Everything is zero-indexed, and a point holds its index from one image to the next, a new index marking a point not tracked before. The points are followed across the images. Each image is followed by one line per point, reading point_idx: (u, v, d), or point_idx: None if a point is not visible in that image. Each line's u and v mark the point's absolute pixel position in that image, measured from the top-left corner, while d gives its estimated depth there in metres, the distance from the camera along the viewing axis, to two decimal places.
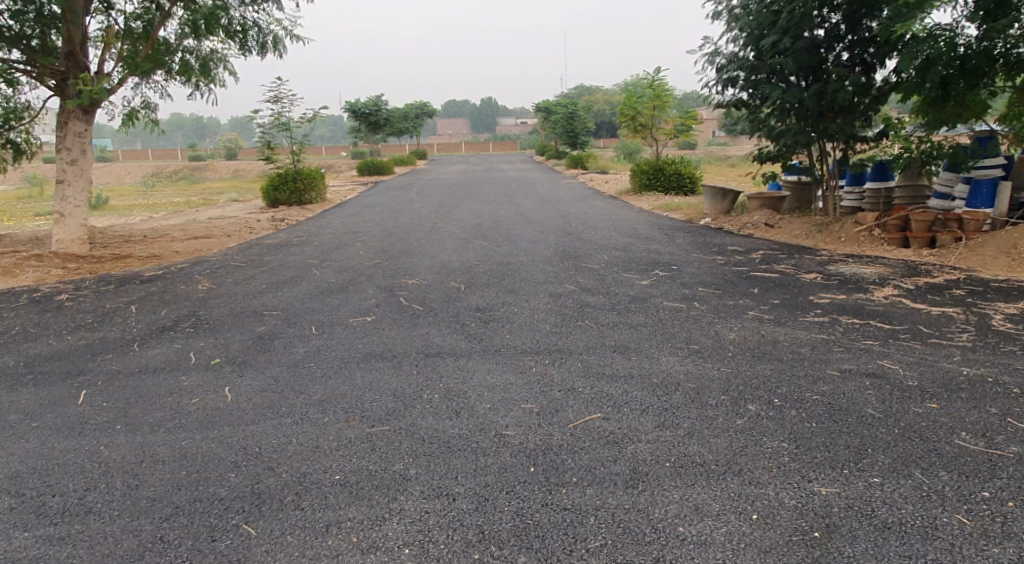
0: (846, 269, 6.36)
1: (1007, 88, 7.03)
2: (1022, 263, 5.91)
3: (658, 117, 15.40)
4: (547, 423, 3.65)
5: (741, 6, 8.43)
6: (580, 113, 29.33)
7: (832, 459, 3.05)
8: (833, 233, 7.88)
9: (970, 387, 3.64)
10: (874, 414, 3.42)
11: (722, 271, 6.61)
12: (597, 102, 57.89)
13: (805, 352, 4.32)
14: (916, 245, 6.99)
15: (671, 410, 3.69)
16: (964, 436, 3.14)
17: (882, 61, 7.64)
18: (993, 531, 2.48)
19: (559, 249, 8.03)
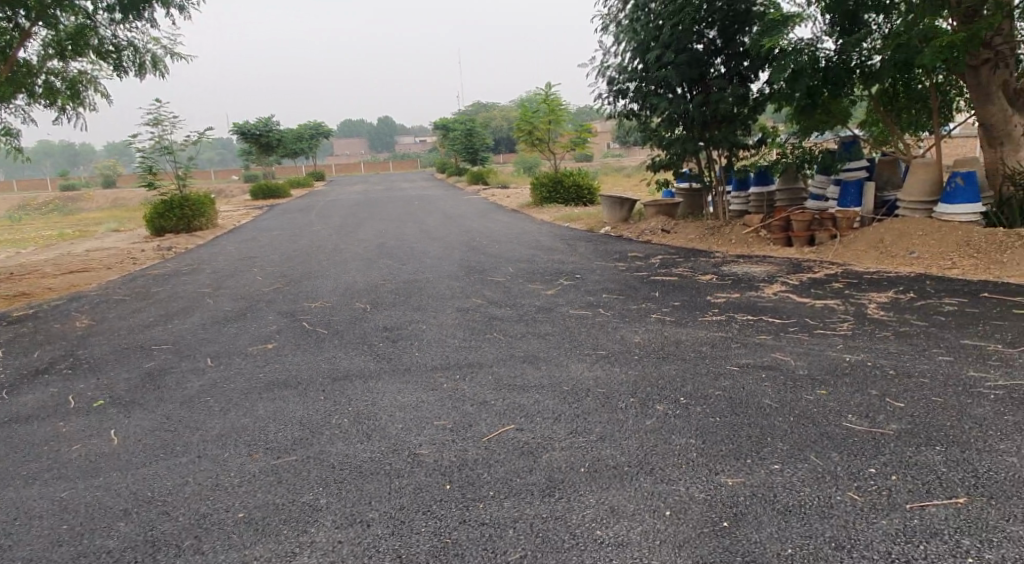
0: (737, 269, 6.73)
1: (864, 96, 7.73)
2: (889, 256, 6.48)
3: (554, 131, 15.80)
4: (460, 438, 3.61)
5: (626, 21, 8.79)
6: (478, 130, 29.65)
7: (736, 450, 3.19)
8: (724, 236, 8.33)
9: (853, 371, 3.92)
10: (771, 405, 3.61)
11: (624, 277, 6.82)
12: (494, 119, 58.71)
13: (705, 350, 4.51)
14: (797, 243, 7.50)
15: (583, 415, 3.74)
16: (850, 418, 3.36)
17: (756, 74, 8.21)
18: (880, 503, 2.64)
19: (466, 264, 8.03)
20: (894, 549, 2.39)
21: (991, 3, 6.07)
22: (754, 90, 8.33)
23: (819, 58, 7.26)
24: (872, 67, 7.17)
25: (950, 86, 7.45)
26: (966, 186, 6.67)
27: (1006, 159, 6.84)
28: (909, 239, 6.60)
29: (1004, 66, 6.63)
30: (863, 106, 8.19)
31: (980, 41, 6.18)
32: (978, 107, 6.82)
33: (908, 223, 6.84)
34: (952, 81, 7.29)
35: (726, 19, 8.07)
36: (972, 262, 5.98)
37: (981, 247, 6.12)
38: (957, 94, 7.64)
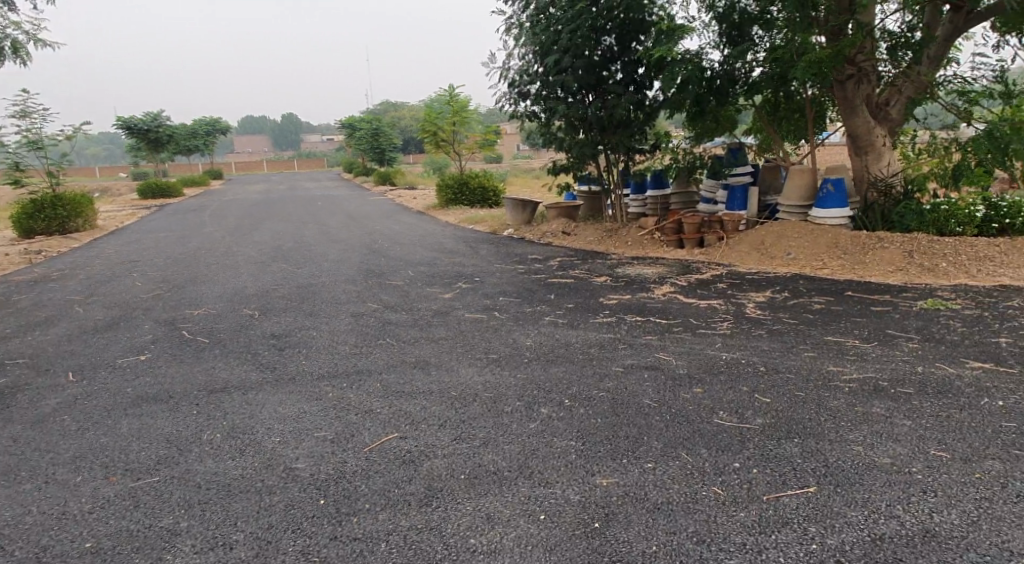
0: (631, 271, 6.92)
1: (749, 105, 8.13)
2: (770, 258, 6.86)
3: (459, 133, 15.77)
4: (340, 450, 3.49)
5: (526, 25, 8.85)
6: (385, 129, 29.19)
7: (613, 451, 3.24)
8: (620, 238, 8.55)
9: (728, 369, 4.10)
10: (650, 404, 3.70)
11: (522, 279, 6.86)
12: (403, 119, 58.03)
13: (593, 352, 4.59)
14: (688, 245, 7.83)
15: (468, 421, 3.71)
16: (722, 414, 3.49)
17: (651, 81, 8.48)
18: (741, 496, 2.73)
19: (364, 267, 7.84)
20: (748, 540, 2.46)
21: (854, 21, 6.52)
22: (649, 97, 8.60)
23: (707, 68, 7.58)
24: (755, 77, 7.56)
25: (823, 99, 7.95)
26: (837, 192, 7.18)
27: (871, 167, 7.38)
28: (787, 241, 7.01)
29: (867, 80, 7.15)
30: (748, 115, 8.63)
31: (845, 57, 6.63)
32: (845, 118, 7.31)
33: (785, 225, 7.27)
34: (825, 93, 7.78)
35: (622, 27, 8.29)
36: (840, 262, 6.43)
37: (848, 248, 6.58)
38: (829, 106, 8.17)
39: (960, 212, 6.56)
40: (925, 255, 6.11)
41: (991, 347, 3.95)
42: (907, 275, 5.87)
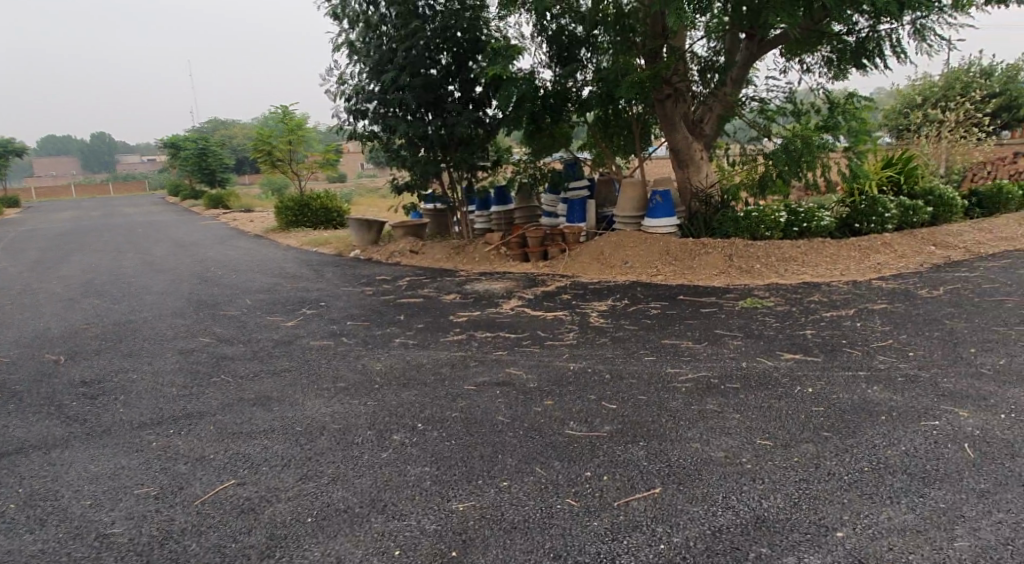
0: (480, 286, 6.95)
1: (582, 122, 8.53)
2: (609, 267, 7.22)
3: (296, 151, 15.10)
4: (166, 506, 3.11)
5: (360, 42, 8.66)
6: (214, 149, 27.26)
7: (468, 473, 3.16)
8: (469, 254, 8.59)
9: (576, 379, 4.20)
10: (503, 421, 3.69)
11: (370, 302, 6.64)
12: (237, 137, 54.64)
13: (445, 372, 4.50)
14: (534, 258, 8.04)
15: (315, 457, 3.47)
16: (572, 425, 3.55)
17: (488, 99, 8.63)
18: (593, 505, 2.77)
19: (194, 298, 7.18)
20: (603, 549, 2.49)
21: (668, 46, 7.09)
22: (488, 115, 8.76)
23: (540, 87, 7.86)
24: (585, 96, 7.96)
25: (648, 117, 8.56)
26: (664, 202, 7.75)
27: (692, 179, 8.07)
28: (624, 250, 7.42)
29: (684, 100, 7.79)
30: (582, 132, 9.05)
31: (663, 79, 7.18)
32: (667, 134, 7.91)
33: (621, 236, 7.68)
34: (648, 111, 8.38)
35: (457, 46, 8.37)
36: (671, 269, 6.91)
37: (676, 254, 7.10)
38: (653, 124, 8.81)
39: (767, 217, 7.31)
40: (742, 258, 6.74)
41: (800, 338, 4.41)
42: (728, 277, 6.44)
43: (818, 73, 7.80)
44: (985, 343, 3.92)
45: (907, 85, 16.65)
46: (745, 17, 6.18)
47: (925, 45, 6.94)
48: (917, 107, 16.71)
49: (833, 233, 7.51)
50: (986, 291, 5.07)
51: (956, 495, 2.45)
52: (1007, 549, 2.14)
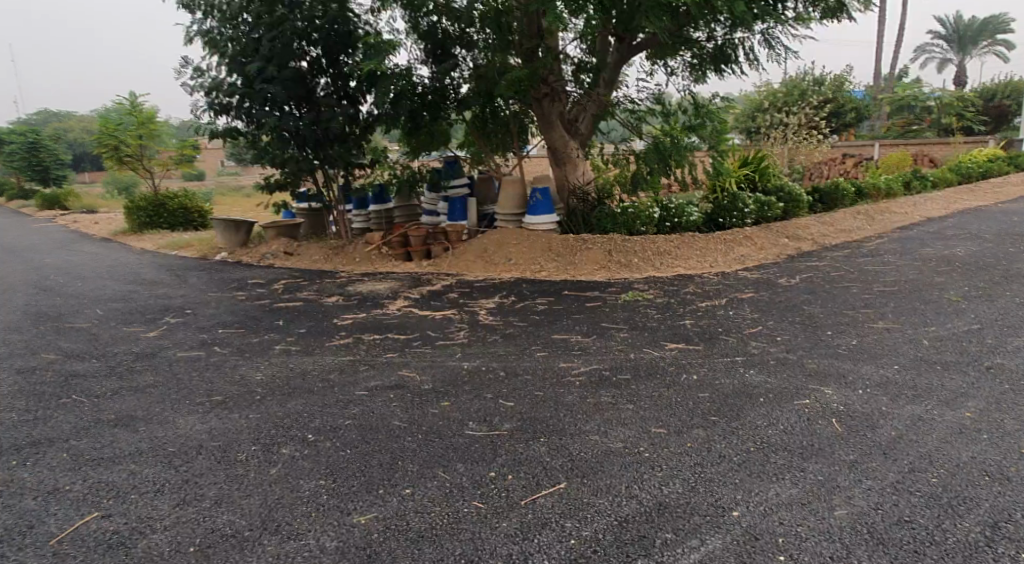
0: (363, 287, 6.72)
1: (460, 120, 8.47)
2: (494, 265, 7.25)
3: (147, 147, 13.85)
4: (13, 550, 2.70)
5: (219, 31, 8.06)
6: (47, 143, 24.38)
7: (367, 483, 3.01)
8: (348, 255, 8.27)
9: (471, 379, 4.16)
10: (400, 425, 3.56)
11: (243, 307, 6.20)
12: (73, 130, 49.19)
13: (333, 379, 4.29)
14: (416, 257, 7.89)
15: (194, 480, 3.17)
16: (471, 425, 3.50)
17: (363, 95, 8.35)
18: (500, 506, 2.74)
19: (31, 310, 6.34)
20: (514, 550, 2.47)
21: (544, 46, 7.20)
22: (363, 110, 8.46)
23: (417, 83, 7.70)
24: (463, 94, 7.91)
25: (525, 116, 8.66)
26: (544, 199, 7.93)
27: (570, 176, 8.27)
28: (507, 248, 7.48)
29: (559, 99, 7.96)
30: (460, 129, 9.00)
31: (540, 78, 7.28)
32: (545, 132, 8.05)
33: (504, 233, 7.74)
34: (525, 111, 8.50)
35: (328, 39, 8.01)
36: (554, 265, 7.06)
37: (559, 251, 7.26)
38: (530, 122, 8.93)
39: (643, 214, 7.68)
40: (619, 253, 7.02)
41: (680, 328, 4.66)
42: (608, 272, 6.68)
43: (681, 77, 8.24)
44: (840, 326, 4.35)
45: (754, 92, 18.24)
46: (618, 19, 6.33)
47: (773, 52, 7.56)
48: (763, 112, 18.35)
49: (701, 228, 8.01)
50: (833, 279, 5.62)
51: (830, 467, 2.68)
52: (878, 513, 2.35)
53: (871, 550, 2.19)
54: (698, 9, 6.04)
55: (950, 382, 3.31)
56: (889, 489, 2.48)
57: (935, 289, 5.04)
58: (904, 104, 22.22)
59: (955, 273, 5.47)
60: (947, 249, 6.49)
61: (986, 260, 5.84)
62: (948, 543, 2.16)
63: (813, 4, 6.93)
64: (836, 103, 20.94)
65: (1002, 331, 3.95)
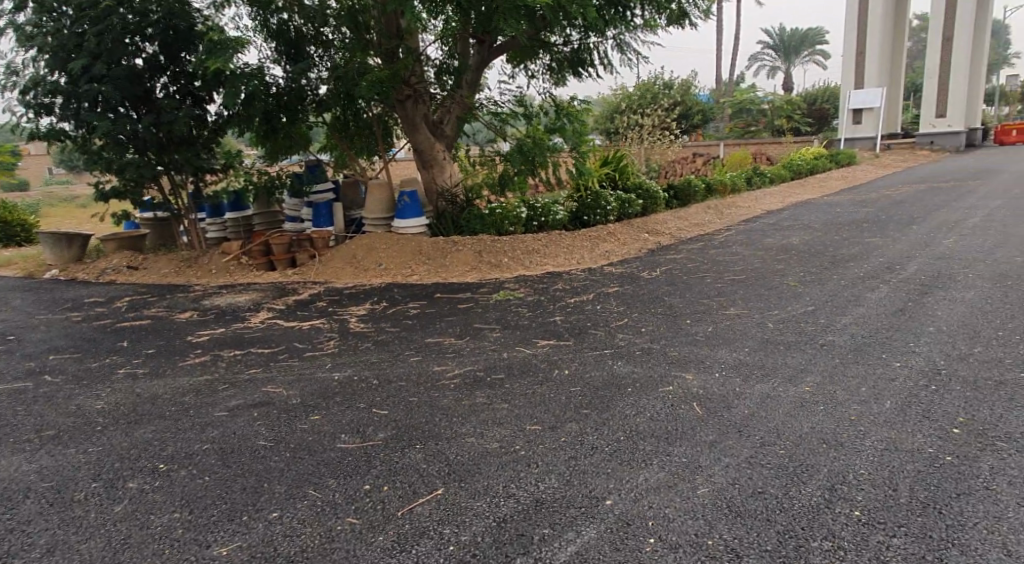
0: (220, 301, 6.26)
1: (320, 122, 8.13)
2: (363, 271, 7.03)
3: None
4: None
5: (34, 23, 7.17)
6: None
7: (229, 510, 2.78)
8: (202, 267, 7.69)
9: (343, 389, 3.98)
10: (265, 444, 3.33)
11: (79, 329, 5.56)
12: None
13: (188, 401, 3.94)
14: (280, 266, 7.48)
15: (19, 528, 2.76)
16: (343, 437, 3.34)
17: (210, 95, 7.77)
18: (375, 520, 2.63)
19: None
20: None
21: (404, 46, 7.06)
22: (211, 111, 7.88)
23: (270, 84, 7.27)
24: (322, 95, 7.57)
25: (388, 117, 8.48)
26: (412, 202, 7.82)
27: (437, 179, 8.22)
28: (376, 253, 7.28)
29: (423, 101, 7.86)
30: (320, 132, 8.65)
31: (401, 78, 7.13)
32: (410, 134, 7.93)
33: (373, 238, 7.54)
34: (388, 112, 8.32)
35: (166, 35, 7.38)
36: (425, 268, 6.96)
37: (429, 253, 7.18)
38: (394, 124, 8.76)
39: (510, 214, 7.79)
40: (490, 254, 7.07)
41: (551, 325, 4.76)
42: (480, 273, 6.69)
43: (542, 80, 8.43)
44: (697, 315, 4.63)
45: (611, 95, 19.16)
46: (476, 23, 6.36)
47: (625, 57, 7.94)
48: (619, 114, 19.36)
49: (567, 226, 8.26)
50: (689, 270, 6.00)
51: (693, 448, 2.83)
52: (735, 487, 2.51)
53: (730, 523, 2.32)
54: (553, 13, 6.18)
55: (791, 360, 3.63)
56: (745, 464, 2.66)
57: (776, 275, 5.52)
58: (742, 107, 24.34)
59: (791, 260, 6.02)
60: (784, 239, 7.14)
61: (816, 248, 6.49)
62: (794, 509, 2.34)
63: (659, 11, 7.35)
64: (684, 105, 22.52)
65: (832, 310, 4.39)
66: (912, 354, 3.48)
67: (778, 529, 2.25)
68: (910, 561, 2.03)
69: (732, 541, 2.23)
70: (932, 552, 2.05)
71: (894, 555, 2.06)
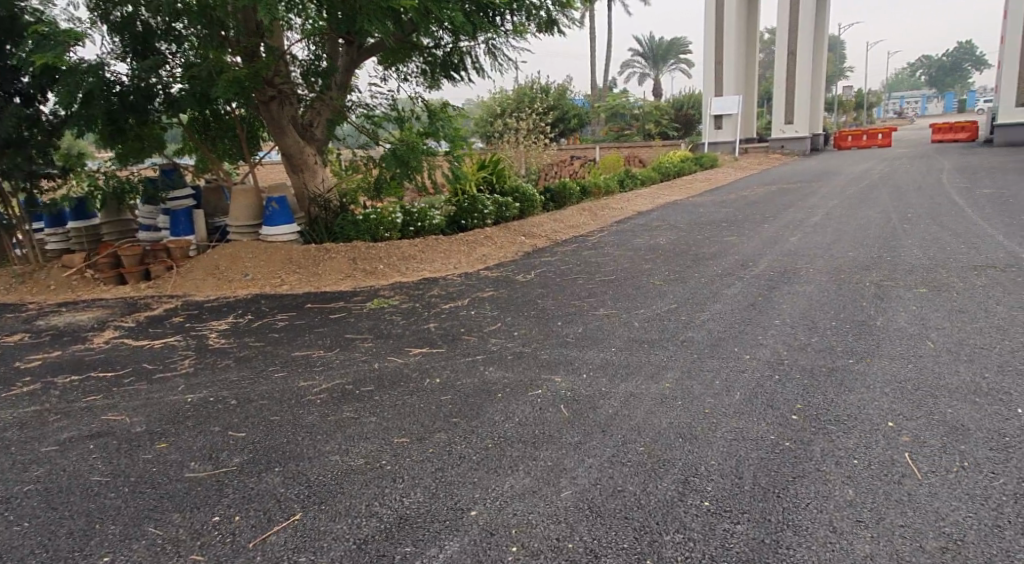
0: (58, 320, 5.64)
1: (175, 123, 7.58)
2: (227, 281, 6.60)
3: None
4: None
5: None
6: None
7: (51, 559, 2.47)
8: (38, 283, 6.92)
9: (196, 412, 3.68)
10: (101, 480, 3.00)
11: None
12: None
13: (10, 437, 3.48)
14: (132, 279, 6.88)
15: None
16: (192, 465, 3.08)
17: (42, 93, 7.01)
18: (223, 554, 2.44)
19: None
20: None
21: (265, 45, 6.68)
22: (44, 111, 7.14)
23: (113, 81, 6.67)
24: (174, 95, 7.00)
25: (252, 119, 8.06)
26: (281, 209, 7.50)
27: (308, 184, 7.94)
28: (242, 263, 6.88)
29: (289, 103, 7.52)
30: (177, 134, 8.06)
31: (263, 79, 6.76)
32: (277, 138, 7.57)
33: (239, 248, 7.14)
34: (252, 114, 7.89)
35: None
36: (296, 276, 6.65)
37: (300, 262, 6.87)
38: (259, 126, 8.34)
39: (385, 219, 7.64)
40: (364, 261, 6.87)
41: (424, 333, 4.67)
42: (354, 280, 6.47)
43: (414, 82, 8.31)
44: (568, 316, 4.72)
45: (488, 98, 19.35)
46: (341, 22, 6.15)
47: (497, 62, 8.00)
48: (498, 118, 19.66)
49: (445, 230, 8.20)
50: (561, 272, 6.11)
51: (558, 452, 2.85)
52: (597, 487, 2.55)
53: (591, 524, 2.35)
54: (420, 16, 6.11)
55: (654, 358, 3.76)
56: (606, 464, 2.70)
57: (643, 275, 5.74)
58: (616, 112, 25.43)
59: (657, 260, 6.30)
60: (651, 239, 7.45)
61: (680, 247, 6.84)
62: (650, 504, 2.40)
63: (527, 18, 7.47)
64: (562, 109, 23.20)
65: (692, 308, 4.61)
66: (760, 347, 3.71)
67: (634, 526, 2.30)
68: (751, 546, 2.13)
69: (591, 542, 2.25)
70: (769, 536, 2.17)
71: (737, 542, 2.16)
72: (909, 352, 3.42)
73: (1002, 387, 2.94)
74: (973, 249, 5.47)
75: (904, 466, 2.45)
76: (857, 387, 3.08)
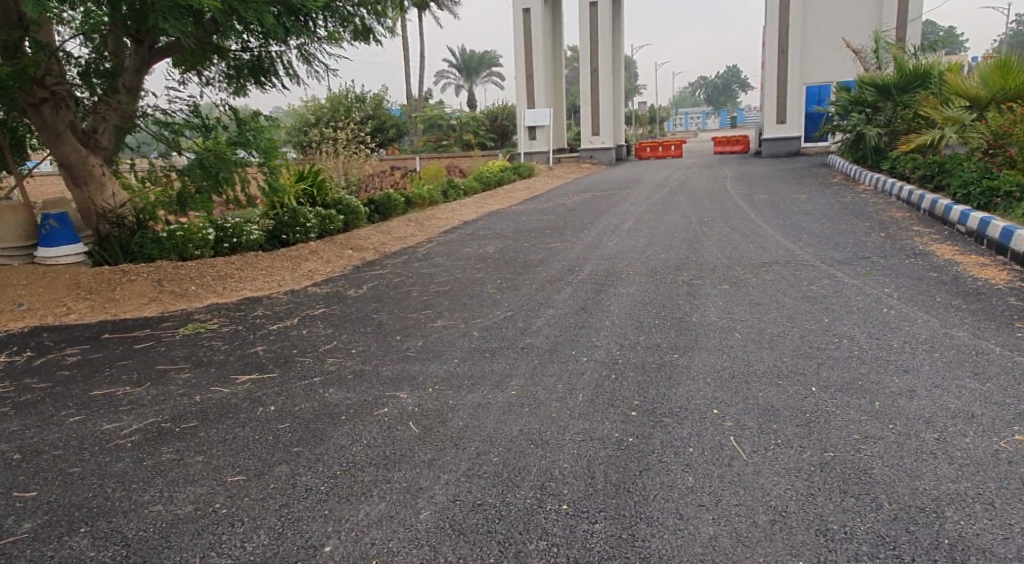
0: None
1: None
2: None
3: None
4: None
5: None
6: None
7: None
8: None
9: None
10: None
11: None
12: None
13: None
14: None
15: None
16: None
17: None
18: None
19: None
20: None
21: (31, 40, 5.73)
22: None
23: None
24: None
25: (18, 124, 6.92)
26: (62, 227, 6.57)
27: (95, 199, 7.01)
28: (14, 291, 5.88)
29: (65, 107, 6.58)
30: None
31: (32, 77, 5.83)
32: (51, 145, 6.61)
33: (9, 274, 6.11)
34: (18, 118, 6.76)
35: None
36: (87, 304, 5.80)
37: (91, 287, 6.02)
38: (27, 133, 7.19)
39: (195, 235, 6.98)
40: (173, 282, 6.19)
41: (251, 357, 4.31)
42: (160, 304, 5.80)
43: (218, 88, 7.70)
44: (407, 330, 4.64)
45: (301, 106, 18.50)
46: (130, 16, 5.49)
47: (310, 70, 7.67)
48: (313, 127, 18.89)
49: (264, 245, 7.67)
50: (395, 285, 5.99)
51: (413, 471, 2.78)
52: (456, 504, 2.51)
53: (454, 543, 2.31)
54: (224, 16, 5.65)
55: (497, 366, 3.82)
56: (462, 478, 2.68)
57: (477, 284, 5.82)
58: (433, 122, 25.67)
59: (489, 268, 6.42)
60: (480, 248, 7.57)
61: (509, 255, 7.04)
62: (511, 515, 2.42)
63: (341, 25, 7.26)
64: (379, 119, 22.89)
65: (529, 314, 4.77)
66: (595, 348, 3.93)
67: (498, 539, 2.30)
68: (610, 543, 2.23)
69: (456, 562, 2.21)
70: (626, 531, 2.28)
71: (598, 541, 2.25)
72: (722, 344, 3.84)
73: (798, 369, 3.41)
74: (758, 249, 6.29)
75: (732, 449, 2.72)
76: (682, 379, 3.38)
